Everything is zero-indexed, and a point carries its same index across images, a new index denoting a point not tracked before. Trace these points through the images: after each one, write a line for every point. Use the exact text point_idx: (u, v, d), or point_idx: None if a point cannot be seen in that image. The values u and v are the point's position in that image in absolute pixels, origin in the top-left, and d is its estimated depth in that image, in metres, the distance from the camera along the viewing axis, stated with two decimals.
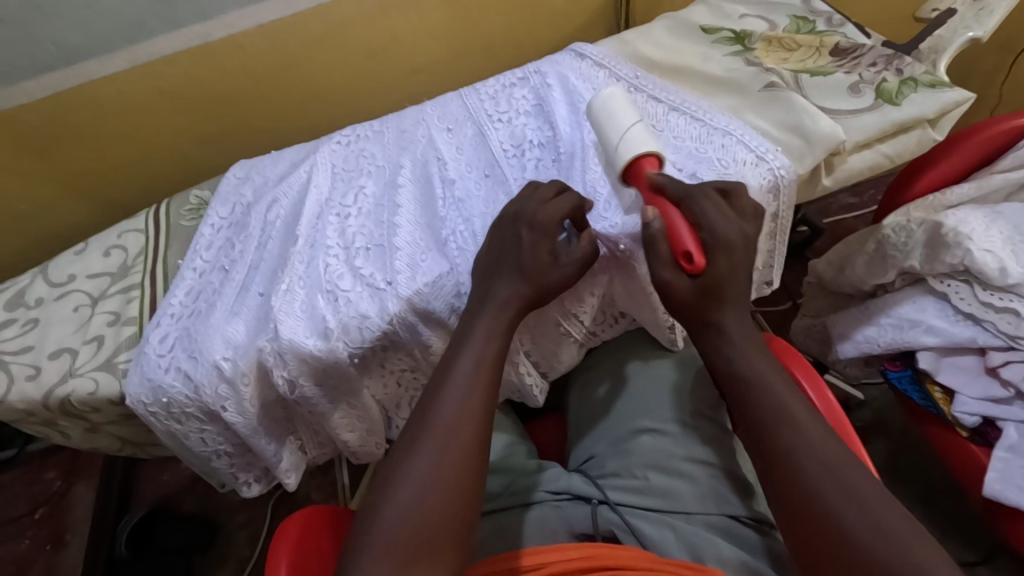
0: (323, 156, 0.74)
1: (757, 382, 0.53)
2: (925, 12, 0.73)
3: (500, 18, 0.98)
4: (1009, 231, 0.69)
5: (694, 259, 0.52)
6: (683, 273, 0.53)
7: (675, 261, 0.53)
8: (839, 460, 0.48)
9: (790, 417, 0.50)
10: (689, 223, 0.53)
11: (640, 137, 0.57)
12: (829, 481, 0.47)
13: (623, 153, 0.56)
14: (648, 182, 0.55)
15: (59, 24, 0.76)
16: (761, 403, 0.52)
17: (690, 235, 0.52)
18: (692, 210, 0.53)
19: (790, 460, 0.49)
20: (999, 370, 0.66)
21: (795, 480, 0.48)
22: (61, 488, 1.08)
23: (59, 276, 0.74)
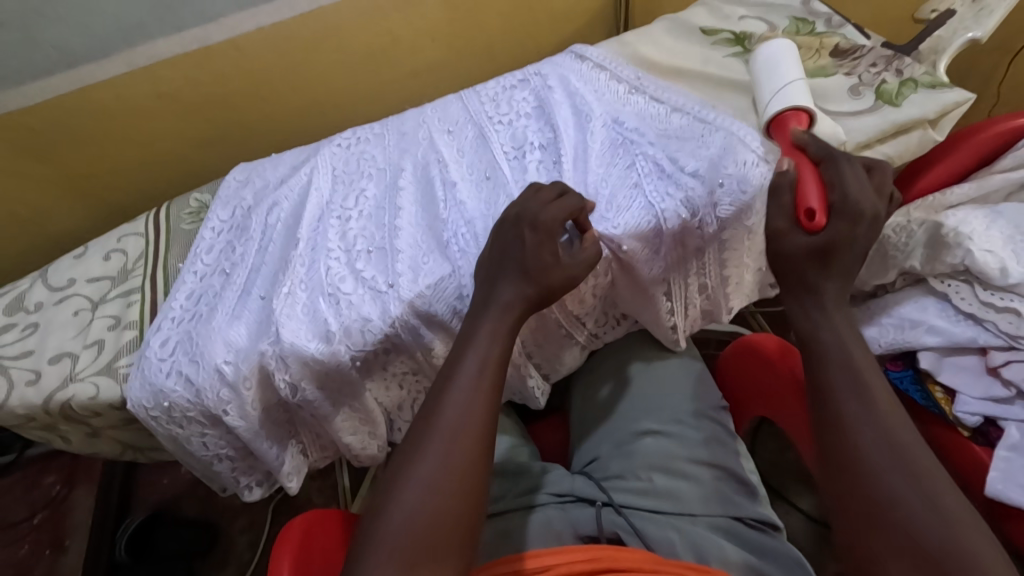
0: (324, 159, 0.74)
1: (832, 354, 0.53)
2: (924, 13, 0.73)
3: (500, 20, 0.98)
4: (1009, 230, 0.70)
5: (817, 216, 0.56)
6: (802, 229, 0.56)
7: (795, 216, 0.57)
8: (907, 442, 0.48)
9: (862, 391, 0.50)
10: (820, 182, 0.57)
11: (796, 92, 0.62)
12: (891, 457, 0.47)
13: (775, 104, 0.62)
14: (794, 139, 0.60)
15: (59, 27, 0.76)
16: (829, 376, 0.52)
17: (820, 194, 0.56)
18: (831, 171, 0.57)
19: (855, 430, 0.49)
20: (1001, 370, 0.66)
21: (854, 450, 0.48)
22: (63, 492, 1.07)
23: (59, 280, 0.74)
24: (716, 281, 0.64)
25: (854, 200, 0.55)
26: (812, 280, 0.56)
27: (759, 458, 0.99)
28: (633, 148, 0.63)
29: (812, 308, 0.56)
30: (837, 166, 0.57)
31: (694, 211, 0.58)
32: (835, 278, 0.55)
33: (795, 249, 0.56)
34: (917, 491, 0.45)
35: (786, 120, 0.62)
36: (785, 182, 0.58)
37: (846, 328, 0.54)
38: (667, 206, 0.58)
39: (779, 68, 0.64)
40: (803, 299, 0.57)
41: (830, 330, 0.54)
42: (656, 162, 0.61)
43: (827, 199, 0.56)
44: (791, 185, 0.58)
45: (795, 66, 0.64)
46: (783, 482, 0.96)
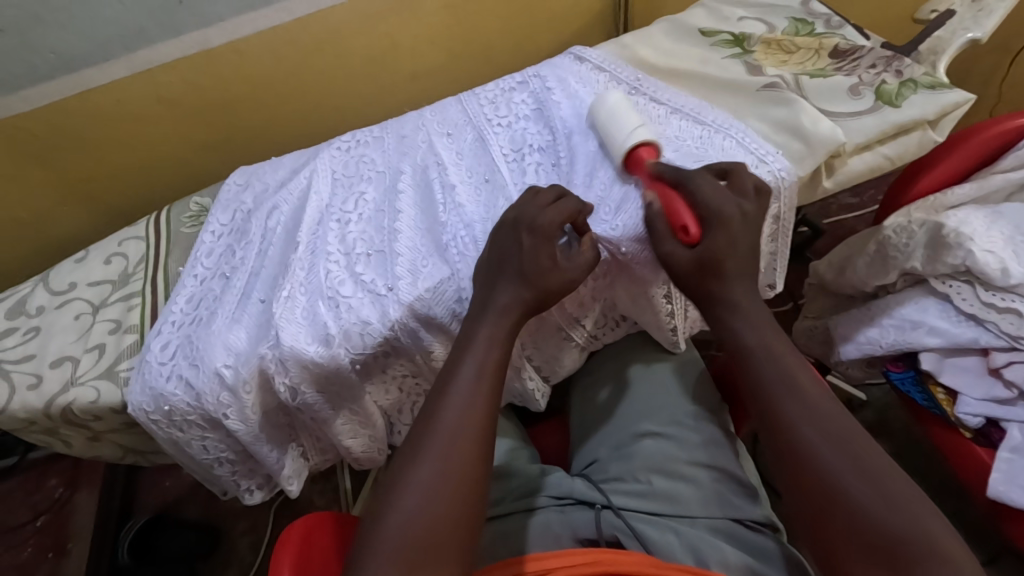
0: (324, 162, 0.74)
1: (764, 356, 0.54)
2: (923, 14, 0.73)
3: (499, 23, 0.98)
4: (1010, 231, 0.70)
5: (689, 230, 0.54)
6: (681, 244, 0.55)
7: (672, 233, 0.56)
8: (847, 433, 0.49)
9: (798, 388, 0.52)
10: (684, 198, 0.56)
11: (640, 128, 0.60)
12: (836, 453, 0.48)
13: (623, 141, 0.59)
14: (649, 170, 0.58)
15: (60, 33, 0.77)
16: (767, 377, 0.53)
17: (687, 209, 0.55)
18: (688, 190, 0.56)
19: (796, 431, 0.50)
20: (1002, 371, 0.66)
21: (800, 452, 0.49)
22: (63, 495, 1.06)
23: (60, 284, 0.74)
24: None
25: (718, 204, 0.54)
26: (716, 292, 0.55)
27: (760, 460, 0.99)
28: None
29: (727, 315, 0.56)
30: (690, 183, 0.56)
31: None
32: (733, 281, 0.55)
33: (680, 267, 0.54)
34: (863, 484, 0.47)
35: (635, 157, 0.60)
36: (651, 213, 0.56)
37: (767, 328, 0.55)
38: None
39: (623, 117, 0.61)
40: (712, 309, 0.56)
41: (754, 334, 0.55)
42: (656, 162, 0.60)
43: (694, 211, 0.55)
44: (658, 211, 0.56)
45: (628, 112, 0.62)
46: None
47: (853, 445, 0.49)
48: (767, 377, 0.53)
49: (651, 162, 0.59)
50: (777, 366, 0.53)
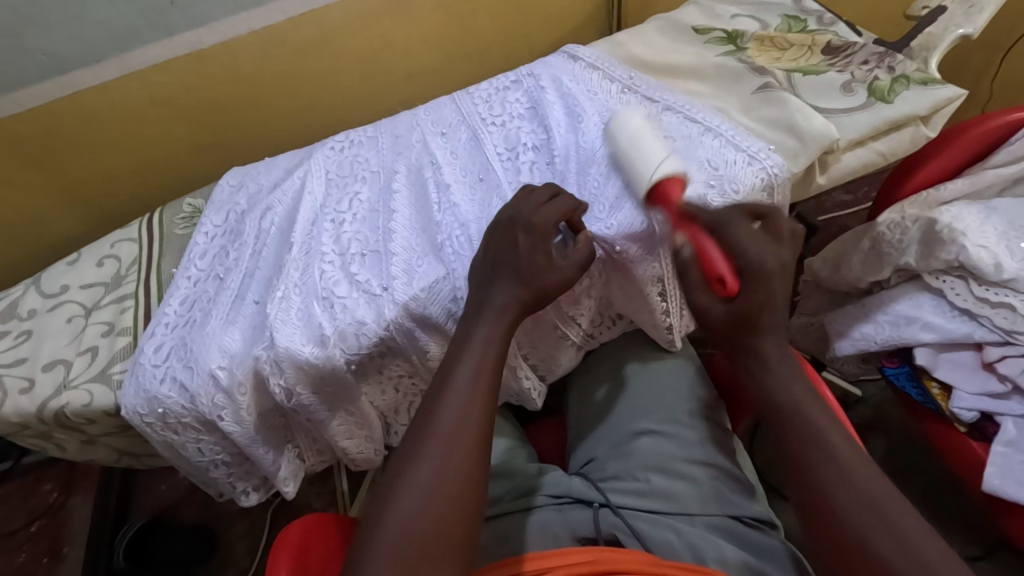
0: (318, 162, 0.73)
1: (792, 410, 0.51)
2: (915, 10, 0.73)
3: (493, 22, 0.98)
4: (1004, 226, 0.70)
5: (727, 283, 0.53)
6: (719, 298, 0.54)
7: (710, 287, 0.55)
8: (881, 495, 0.45)
9: (825, 445, 0.48)
10: (720, 249, 0.55)
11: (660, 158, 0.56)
12: (864, 514, 0.45)
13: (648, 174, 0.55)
14: (677, 208, 0.56)
15: (51, 34, 0.76)
16: (796, 431, 0.50)
17: (724, 260, 0.54)
18: (727, 238, 0.55)
19: (822, 487, 0.47)
20: (996, 365, 0.66)
21: (822, 510, 0.46)
22: (58, 500, 1.06)
23: (52, 287, 0.73)
24: None
25: (756, 258, 0.53)
26: (750, 345, 0.54)
27: (757, 457, 0.99)
28: (624, 148, 0.62)
29: (755, 367, 0.54)
30: (731, 233, 0.55)
31: (687, 210, 0.58)
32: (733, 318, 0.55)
33: (717, 322, 0.54)
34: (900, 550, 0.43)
35: (664, 191, 0.56)
36: (689, 258, 0.56)
37: (799, 383, 0.52)
38: (661, 204, 0.57)
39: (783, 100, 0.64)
40: (740, 359, 0.55)
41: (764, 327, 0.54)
42: None
43: (731, 263, 0.54)
44: (693, 257, 0.56)
45: (650, 142, 0.58)
46: (782, 480, 0.96)
47: (884, 509, 0.44)
48: (793, 432, 0.50)
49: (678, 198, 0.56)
50: (802, 417, 0.50)
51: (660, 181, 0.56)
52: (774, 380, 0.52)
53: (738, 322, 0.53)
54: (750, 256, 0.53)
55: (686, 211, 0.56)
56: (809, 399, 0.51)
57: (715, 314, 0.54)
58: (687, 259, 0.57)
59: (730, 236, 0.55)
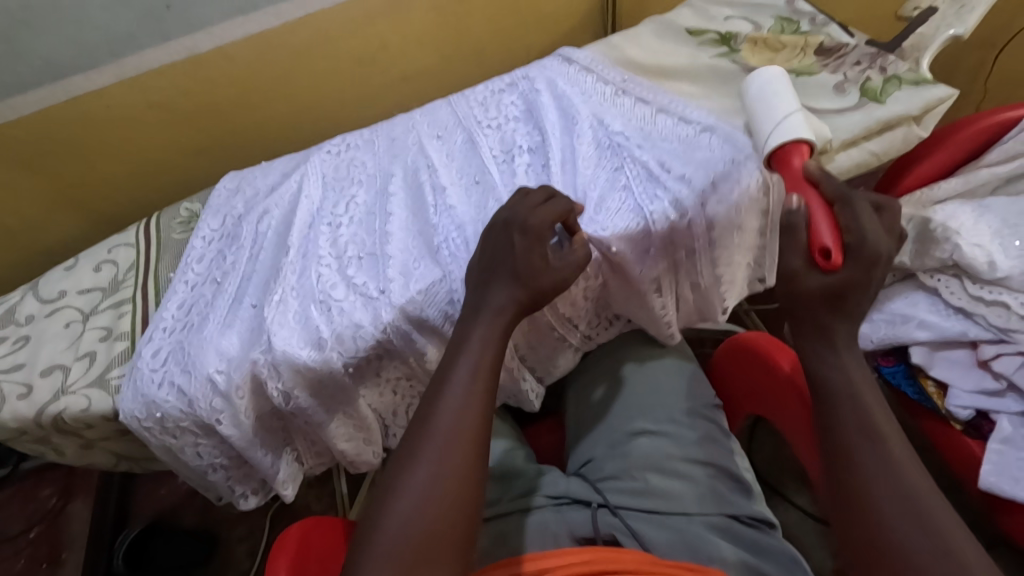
0: (314, 166, 0.74)
1: (843, 395, 0.48)
2: (907, 11, 0.74)
3: (489, 26, 0.98)
4: (997, 224, 0.71)
5: (833, 255, 0.51)
6: (817, 268, 0.52)
7: (811, 255, 0.53)
8: (924, 495, 0.43)
9: (873, 435, 0.46)
10: (836, 221, 0.54)
11: (796, 124, 0.60)
12: (897, 501, 0.43)
13: (776, 136, 0.59)
14: (802, 171, 0.58)
15: (48, 39, 0.77)
16: (841, 418, 0.48)
17: (834, 232, 0.53)
18: (847, 216, 0.54)
19: (864, 476, 0.45)
20: (991, 363, 0.67)
21: (857, 489, 0.45)
22: (57, 505, 1.06)
23: (50, 292, 0.74)
24: (708, 280, 0.63)
25: (852, 252, 0.51)
26: (825, 323, 0.51)
27: (756, 457, 1.00)
28: (620, 151, 0.63)
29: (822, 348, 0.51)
30: (852, 207, 0.54)
31: (684, 211, 0.58)
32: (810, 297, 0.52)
33: (807, 290, 0.52)
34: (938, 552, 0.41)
35: (787, 154, 0.59)
36: (799, 220, 0.54)
37: (860, 370, 0.49)
38: (655, 208, 0.58)
39: (771, 99, 0.62)
40: (813, 337, 0.52)
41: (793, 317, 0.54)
42: (644, 165, 0.61)
43: (842, 240, 0.53)
44: (804, 223, 0.54)
45: (788, 100, 0.62)
46: (780, 479, 0.97)
47: (925, 509, 0.42)
48: (838, 418, 0.48)
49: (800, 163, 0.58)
50: (852, 403, 0.48)
51: (790, 142, 0.59)
52: (827, 362, 0.50)
53: (830, 297, 0.51)
54: (868, 238, 0.51)
55: (810, 174, 0.57)
56: (862, 390, 0.49)
57: (807, 283, 0.52)
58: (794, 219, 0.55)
59: (849, 213, 0.54)
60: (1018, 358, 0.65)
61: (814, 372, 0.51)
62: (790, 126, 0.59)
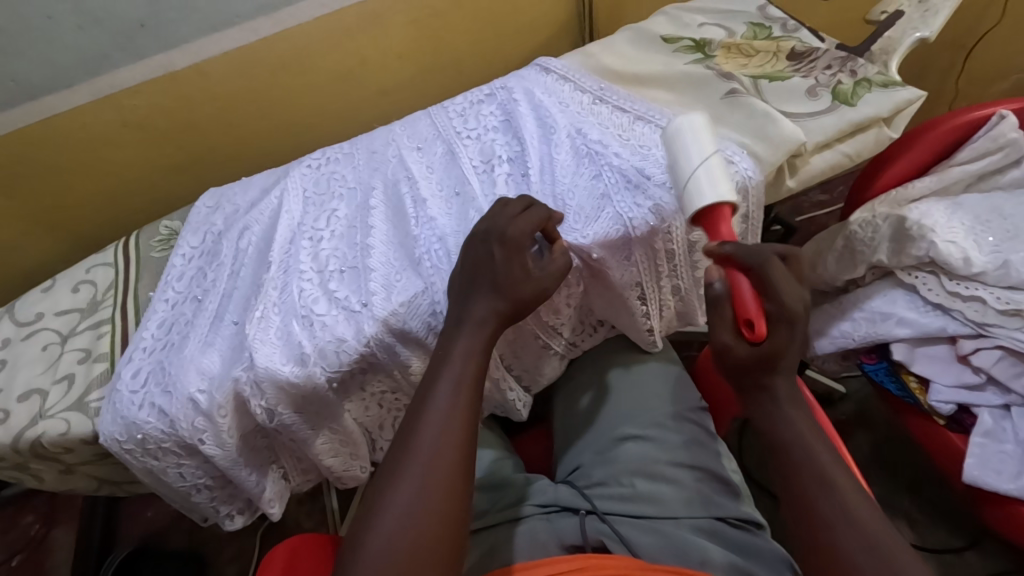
0: (294, 180, 0.74)
1: (796, 445, 0.50)
2: (875, 15, 0.75)
3: (466, 38, 0.99)
4: (970, 221, 0.73)
5: (755, 326, 0.51)
6: (744, 340, 0.52)
7: (737, 327, 0.53)
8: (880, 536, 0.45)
9: (829, 482, 0.48)
10: (753, 286, 0.53)
11: (714, 183, 0.55)
12: (832, 503, 0.47)
13: (696, 199, 0.55)
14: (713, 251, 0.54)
15: (18, 61, 0.76)
16: (803, 468, 0.49)
17: (755, 302, 0.52)
18: (763, 281, 0.52)
19: (826, 525, 0.46)
20: (970, 358, 0.68)
21: (803, 497, 0.48)
22: (40, 532, 1.07)
23: (26, 315, 0.72)
24: (687, 282, 0.65)
25: (787, 301, 0.51)
26: (764, 382, 0.52)
27: (745, 458, 1.00)
28: (598, 159, 0.64)
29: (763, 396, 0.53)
30: (766, 275, 0.51)
31: (663, 217, 0.59)
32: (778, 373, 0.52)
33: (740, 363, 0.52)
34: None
35: (712, 219, 0.56)
36: (720, 295, 0.53)
37: (805, 419, 0.51)
38: (635, 214, 0.58)
39: (691, 140, 0.58)
40: (757, 397, 0.53)
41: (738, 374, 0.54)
42: (622, 172, 0.62)
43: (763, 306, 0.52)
44: (725, 295, 0.53)
45: (703, 143, 0.58)
46: (770, 479, 0.98)
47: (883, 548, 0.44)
48: (796, 471, 0.49)
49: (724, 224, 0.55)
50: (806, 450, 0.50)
51: (713, 208, 0.55)
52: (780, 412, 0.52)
53: (762, 364, 0.52)
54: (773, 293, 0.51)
55: (721, 253, 0.53)
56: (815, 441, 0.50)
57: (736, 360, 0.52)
58: (715, 295, 0.54)
59: (766, 280, 0.51)
60: (996, 352, 0.67)
61: (766, 431, 0.52)
62: (712, 189, 0.55)
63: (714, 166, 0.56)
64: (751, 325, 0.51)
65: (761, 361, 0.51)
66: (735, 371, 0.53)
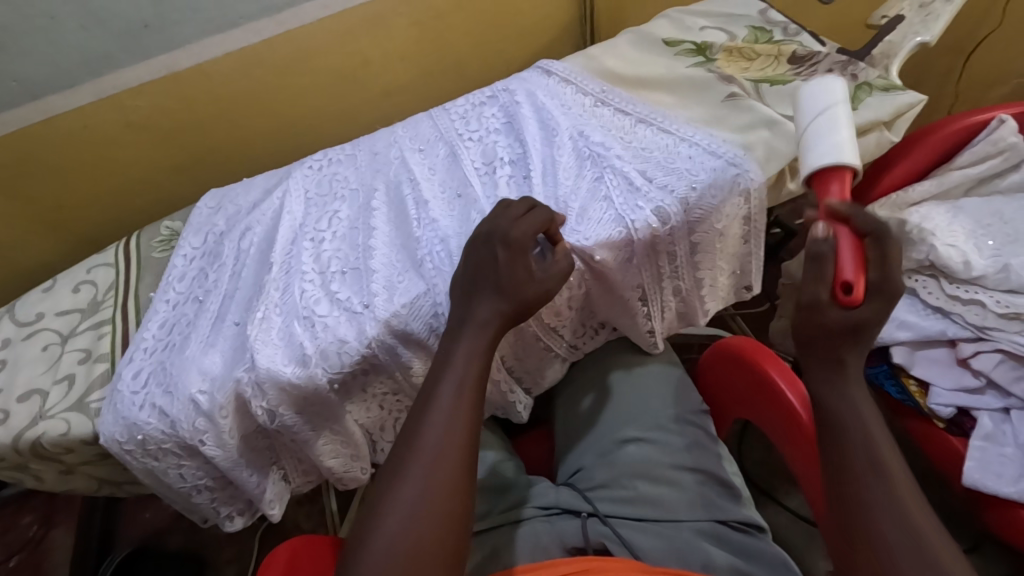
0: (296, 182, 0.74)
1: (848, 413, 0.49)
2: (875, 19, 0.76)
3: (468, 40, 0.99)
4: (970, 225, 0.74)
5: (854, 287, 0.51)
6: (837, 301, 0.51)
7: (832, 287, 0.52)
8: (936, 546, 0.43)
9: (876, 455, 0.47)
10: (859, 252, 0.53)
11: (843, 145, 0.57)
12: (874, 477, 0.46)
13: (819, 157, 0.57)
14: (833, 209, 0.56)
15: (22, 61, 0.76)
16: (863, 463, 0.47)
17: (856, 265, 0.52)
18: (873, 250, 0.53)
19: (871, 511, 0.45)
20: (970, 361, 0.68)
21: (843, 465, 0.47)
22: (38, 532, 1.04)
23: (27, 315, 0.72)
24: (689, 285, 0.65)
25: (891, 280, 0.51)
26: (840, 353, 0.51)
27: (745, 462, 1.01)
28: (600, 161, 0.64)
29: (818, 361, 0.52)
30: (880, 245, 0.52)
31: (666, 220, 0.59)
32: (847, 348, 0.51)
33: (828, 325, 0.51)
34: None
35: (826, 178, 0.58)
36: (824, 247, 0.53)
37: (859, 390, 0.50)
38: (637, 216, 0.59)
39: (821, 104, 0.59)
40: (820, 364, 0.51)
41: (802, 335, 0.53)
42: (624, 175, 0.62)
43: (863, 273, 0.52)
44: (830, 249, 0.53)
45: (840, 107, 0.59)
46: (770, 482, 0.98)
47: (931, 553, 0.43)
48: (852, 462, 0.47)
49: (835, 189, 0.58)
50: (866, 442, 0.47)
51: (835, 168, 0.57)
52: (846, 399, 0.50)
53: (846, 333, 0.50)
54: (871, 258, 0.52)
55: (841, 213, 0.55)
56: (883, 441, 0.48)
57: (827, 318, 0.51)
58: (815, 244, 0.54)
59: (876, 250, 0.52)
60: (995, 356, 0.67)
61: (821, 394, 0.51)
62: (834, 148, 0.57)
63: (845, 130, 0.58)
64: (851, 287, 0.51)
65: (851, 328, 0.50)
66: (816, 329, 0.52)
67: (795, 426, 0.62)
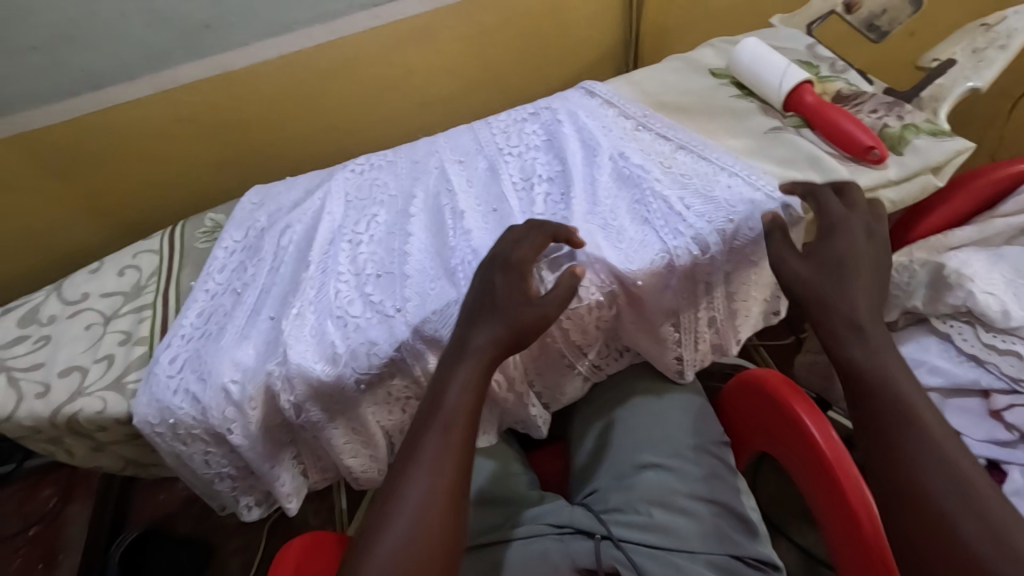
0: (338, 184, 0.76)
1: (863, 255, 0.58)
2: (925, 61, 0.75)
3: (510, 54, 1.00)
4: (1011, 274, 0.70)
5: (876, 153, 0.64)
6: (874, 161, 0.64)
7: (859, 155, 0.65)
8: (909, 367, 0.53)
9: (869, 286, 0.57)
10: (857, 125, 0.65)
11: (778, 74, 0.70)
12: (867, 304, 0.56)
13: (772, 96, 0.71)
14: (817, 106, 0.68)
15: (88, 53, 0.79)
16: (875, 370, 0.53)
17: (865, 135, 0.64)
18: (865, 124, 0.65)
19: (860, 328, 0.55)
20: (1004, 414, 0.64)
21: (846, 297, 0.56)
22: (57, 506, 1.07)
23: (73, 294, 0.75)
24: (723, 315, 0.66)
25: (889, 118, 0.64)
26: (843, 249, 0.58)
27: (761, 496, 0.98)
28: (640, 185, 0.65)
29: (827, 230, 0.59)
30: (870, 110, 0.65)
31: (705, 248, 0.59)
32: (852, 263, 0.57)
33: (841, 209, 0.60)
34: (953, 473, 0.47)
35: (798, 94, 0.70)
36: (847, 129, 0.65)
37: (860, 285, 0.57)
38: (677, 243, 0.59)
39: (757, 60, 0.73)
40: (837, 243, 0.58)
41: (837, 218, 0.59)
42: (663, 199, 0.63)
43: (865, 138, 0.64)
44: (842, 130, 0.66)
45: (772, 55, 0.72)
46: (784, 519, 0.96)
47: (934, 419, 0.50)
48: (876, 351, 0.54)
49: (810, 95, 0.69)
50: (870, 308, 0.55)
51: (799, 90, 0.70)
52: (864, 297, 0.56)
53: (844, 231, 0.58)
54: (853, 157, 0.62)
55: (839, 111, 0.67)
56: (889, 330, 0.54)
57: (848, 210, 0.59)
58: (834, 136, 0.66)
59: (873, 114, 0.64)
60: None
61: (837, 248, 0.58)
62: (773, 86, 0.71)
63: (775, 65, 0.71)
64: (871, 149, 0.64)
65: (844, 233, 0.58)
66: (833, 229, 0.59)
67: (824, 475, 0.59)
